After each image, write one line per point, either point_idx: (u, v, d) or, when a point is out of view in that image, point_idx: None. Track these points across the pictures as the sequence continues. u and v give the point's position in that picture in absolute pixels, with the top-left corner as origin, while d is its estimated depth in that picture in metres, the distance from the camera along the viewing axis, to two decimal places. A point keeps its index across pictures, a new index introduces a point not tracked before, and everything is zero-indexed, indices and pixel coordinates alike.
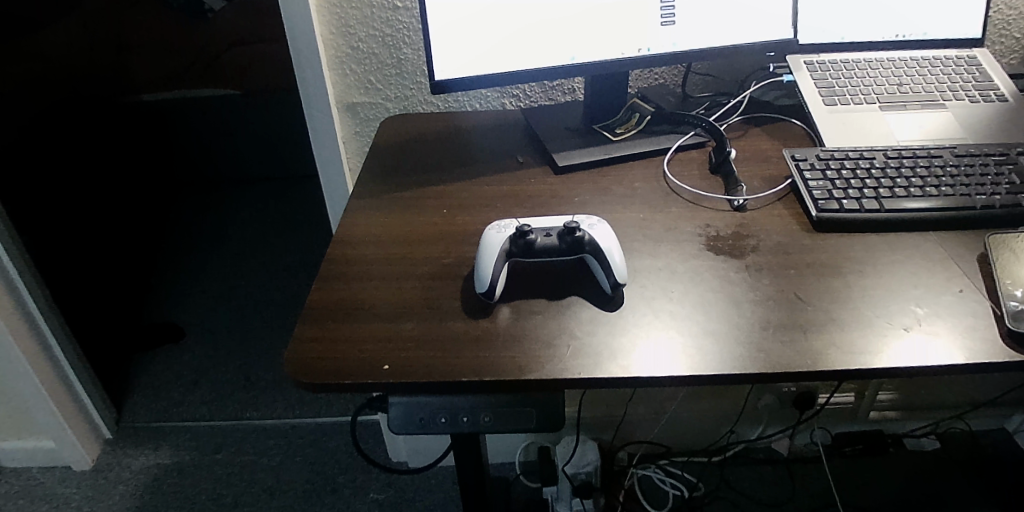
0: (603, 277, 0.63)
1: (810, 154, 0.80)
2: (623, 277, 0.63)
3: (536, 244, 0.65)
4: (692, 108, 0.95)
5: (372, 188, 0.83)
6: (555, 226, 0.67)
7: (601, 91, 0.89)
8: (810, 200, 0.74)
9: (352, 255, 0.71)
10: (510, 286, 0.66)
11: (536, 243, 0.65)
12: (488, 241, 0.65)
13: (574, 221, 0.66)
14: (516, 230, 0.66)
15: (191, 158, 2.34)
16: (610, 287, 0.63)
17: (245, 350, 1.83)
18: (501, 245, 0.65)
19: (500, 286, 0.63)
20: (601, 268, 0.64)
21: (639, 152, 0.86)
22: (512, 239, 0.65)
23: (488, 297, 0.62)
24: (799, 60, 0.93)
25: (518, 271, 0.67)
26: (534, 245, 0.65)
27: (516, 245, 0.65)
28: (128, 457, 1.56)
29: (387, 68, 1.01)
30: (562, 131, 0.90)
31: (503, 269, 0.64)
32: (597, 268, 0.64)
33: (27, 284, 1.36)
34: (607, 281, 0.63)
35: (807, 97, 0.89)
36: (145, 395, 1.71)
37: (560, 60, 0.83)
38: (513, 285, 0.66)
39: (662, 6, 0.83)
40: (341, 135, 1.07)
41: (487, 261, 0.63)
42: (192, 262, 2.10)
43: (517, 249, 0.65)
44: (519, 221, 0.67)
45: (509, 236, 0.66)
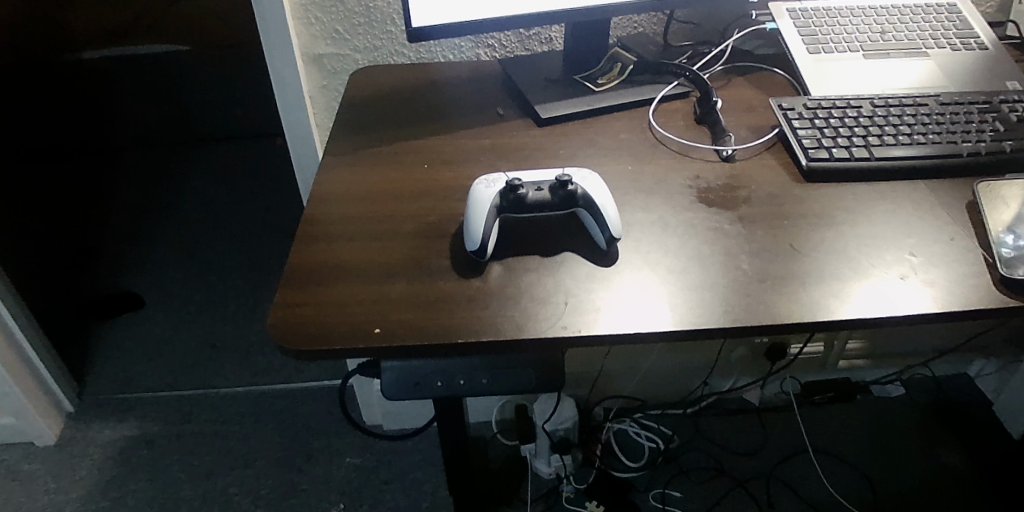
0: (599, 233, 0.61)
1: (797, 102, 0.78)
2: (617, 231, 0.61)
3: (526, 200, 0.62)
4: (674, 57, 0.93)
5: (348, 144, 0.79)
6: (545, 180, 0.64)
7: (582, 39, 0.86)
8: (801, 149, 0.73)
9: (331, 213, 0.68)
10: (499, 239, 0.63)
11: (528, 198, 0.62)
12: (476, 197, 0.62)
13: (566, 174, 0.63)
14: (504, 186, 0.63)
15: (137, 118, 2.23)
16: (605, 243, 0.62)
17: (210, 316, 1.77)
18: (491, 201, 0.62)
19: (493, 243, 0.61)
20: (595, 225, 0.62)
21: (624, 103, 0.84)
22: (502, 195, 0.62)
23: (479, 255, 0.60)
24: (781, 7, 0.91)
25: (507, 223, 0.65)
26: (525, 200, 0.62)
27: (505, 201, 0.62)
28: (95, 431, 1.52)
29: (355, 16, 0.96)
30: (542, 82, 0.87)
31: (494, 225, 0.61)
32: (591, 225, 0.62)
33: None
34: (603, 237, 0.61)
35: (791, 45, 0.87)
36: (108, 366, 1.65)
37: (543, 7, 0.79)
38: (503, 238, 0.63)
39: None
40: (307, 89, 1.01)
41: (478, 217, 0.61)
42: (146, 226, 2.01)
43: (508, 204, 0.62)
44: (508, 175, 0.64)
45: (499, 191, 0.63)
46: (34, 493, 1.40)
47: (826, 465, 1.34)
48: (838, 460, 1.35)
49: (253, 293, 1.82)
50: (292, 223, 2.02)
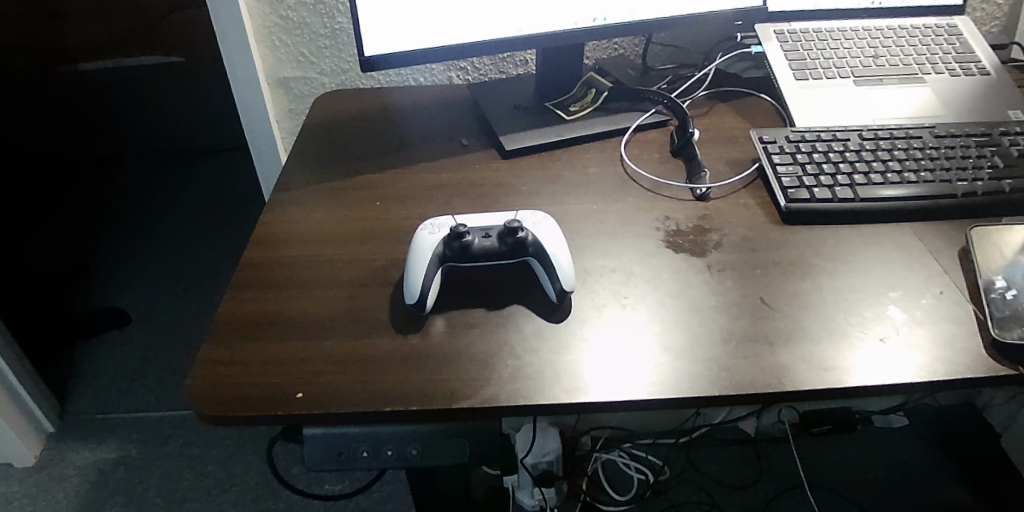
0: (549, 285, 0.56)
1: (779, 135, 0.73)
2: (569, 283, 0.56)
3: (470, 249, 0.57)
4: (654, 82, 0.88)
5: (300, 177, 0.74)
6: (495, 225, 0.59)
7: (553, 65, 0.81)
8: (780, 189, 0.67)
9: (269, 256, 0.63)
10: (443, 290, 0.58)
11: (473, 245, 0.58)
12: (418, 244, 0.58)
13: (516, 220, 0.59)
14: (448, 233, 0.58)
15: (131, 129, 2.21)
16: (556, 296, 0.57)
17: (195, 334, 1.74)
18: (433, 249, 0.57)
19: (433, 296, 0.56)
20: (546, 275, 0.57)
21: (596, 134, 0.79)
22: (446, 242, 0.58)
23: (419, 309, 0.56)
24: (768, 29, 0.85)
25: (454, 272, 0.60)
26: (471, 248, 0.57)
27: (449, 250, 0.57)
28: (73, 453, 1.49)
29: (321, 39, 0.91)
30: (511, 110, 0.82)
31: (437, 275, 0.57)
32: (542, 275, 0.57)
33: None
34: (553, 289, 0.56)
35: (777, 70, 0.82)
36: (90, 385, 1.62)
37: (507, 33, 0.74)
38: (448, 289, 0.58)
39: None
40: (273, 112, 0.97)
41: (418, 267, 0.56)
42: (137, 241, 1.98)
43: (452, 252, 0.57)
44: (456, 220, 0.59)
45: (443, 238, 0.58)
46: None
47: (823, 502, 1.28)
48: (835, 495, 1.29)
49: None
50: None
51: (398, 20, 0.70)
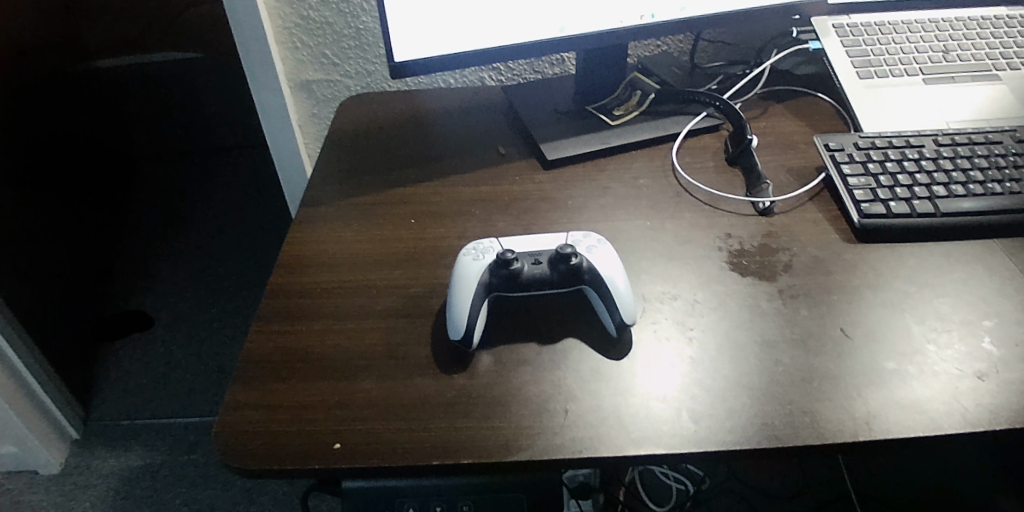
0: (607, 318, 0.51)
1: (847, 141, 0.67)
2: (628, 316, 0.51)
3: (518, 278, 0.52)
4: (703, 82, 0.82)
5: (328, 192, 0.70)
6: (544, 249, 0.54)
7: (596, 65, 0.75)
8: (852, 203, 0.62)
9: (300, 282, 0.59)
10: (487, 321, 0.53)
11: (522, 273, 0.53)
12: (461, 273, 0.53)
13: (568, 244, 0.53)
14: (493, 260, 0.53)
15: (152, 127, 2.18)
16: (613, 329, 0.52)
17: (218, 337, 1.71)
18: (477, 278, 0.52)
19: (481, 330, 0.51)
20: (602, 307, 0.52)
21: (643, 141, 0.73)
22: (492, 271, 0.53)
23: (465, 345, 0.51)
24: (826, 23, 0.79)
25: (499, 301, 0.55)
26: (519, 276, 0.52)
27: (496, 279, 0.52)
28: (98, 460, 1.46)
29: (344, 39, 0.86)
30: (550, 115, 0.77)
31: (483, 308, 0.52)
32: (598, 306, 0.52)
33: None
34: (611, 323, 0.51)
35: (838, 68, 0.76)
36: (114, 390, 1.60)
37: (547, 33, 0.68)
38: (494, 320, 0.54)
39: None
40: (295, 117, 0.93)
41: (463, 299, 0.51)
42: (157, 242, 1.96)
43: (499, 281, 0.53)
44: (502, 244, 0.54)
45: (488, 265, 0.53)
46: None
47: None
48: None
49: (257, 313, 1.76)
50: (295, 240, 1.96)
51: (435, 17, 0.64)
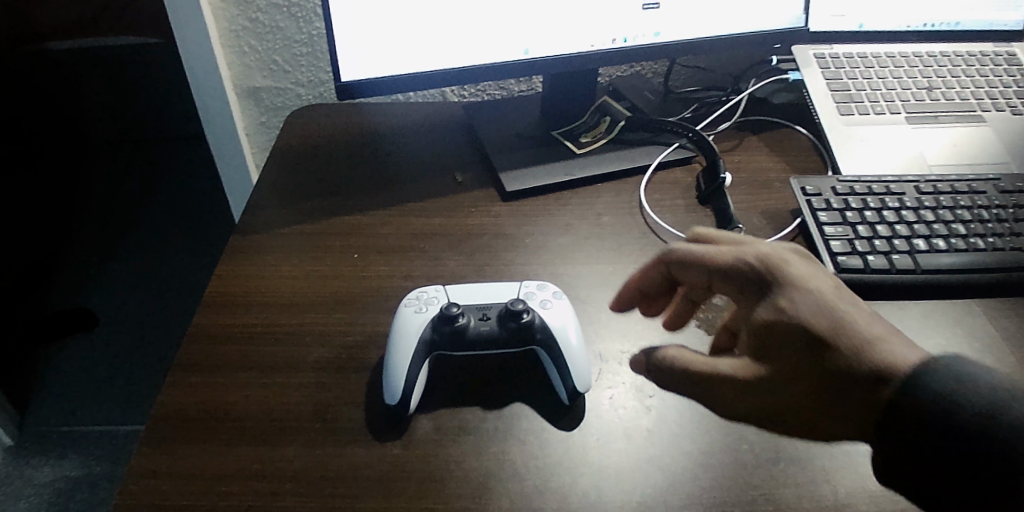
0: (560, 383, 0.47)
1: (824, 186, 0.63)
2: (582, 383, 0.47)
3: (464, 336, 0.48)
4: (677, 109, 0.78)
5: (265, 219, 0.64)
6: (494, 303, 0.50)
7: (563, 89, 0.71)
8: (828, 255, 0.58)
9: (225, 325, 0.53)
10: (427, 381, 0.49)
11: (468, 330, 0.48)
12: (400, 327, 0.48)
13: (520, 299, 0.49)
14: (437, 313, 0.48)
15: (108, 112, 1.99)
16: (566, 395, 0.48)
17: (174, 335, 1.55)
18: (419, 334, 0.48)
19: (419, 392, 0.46)
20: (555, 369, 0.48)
21: (612, 172, 0.68)
22: (435, 327, 0.48)
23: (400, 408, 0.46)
24: (806, 52, 0.75)
25: (442, 360, 0.50)
26: (464, 334, 0.48)
27: (438, 336, 0.48)
28: (31, 469, 1.28)
29: (296, 45, 0.80)
30: (512, 139, 0.72)
31: (423, 368, 0.47)
32: (552, 369, 0.48)
33: None
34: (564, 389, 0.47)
35: (817, 103, 0.72)
36: (52, 392, 1.42)
37: (511, 55, 0.63)
38: (435, 380, 0.49)
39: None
40: (242, 124, 0.87)
41: (400, 359, 0.46)
42: (110, 238, 1.78)
43: (443, 338, 0.48)
44: (448, 297, 0.50)
45: (431, 320, 0.48)
46: None
47: None
48: None
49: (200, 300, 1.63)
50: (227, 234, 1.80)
51: (390, 33, 0.59)
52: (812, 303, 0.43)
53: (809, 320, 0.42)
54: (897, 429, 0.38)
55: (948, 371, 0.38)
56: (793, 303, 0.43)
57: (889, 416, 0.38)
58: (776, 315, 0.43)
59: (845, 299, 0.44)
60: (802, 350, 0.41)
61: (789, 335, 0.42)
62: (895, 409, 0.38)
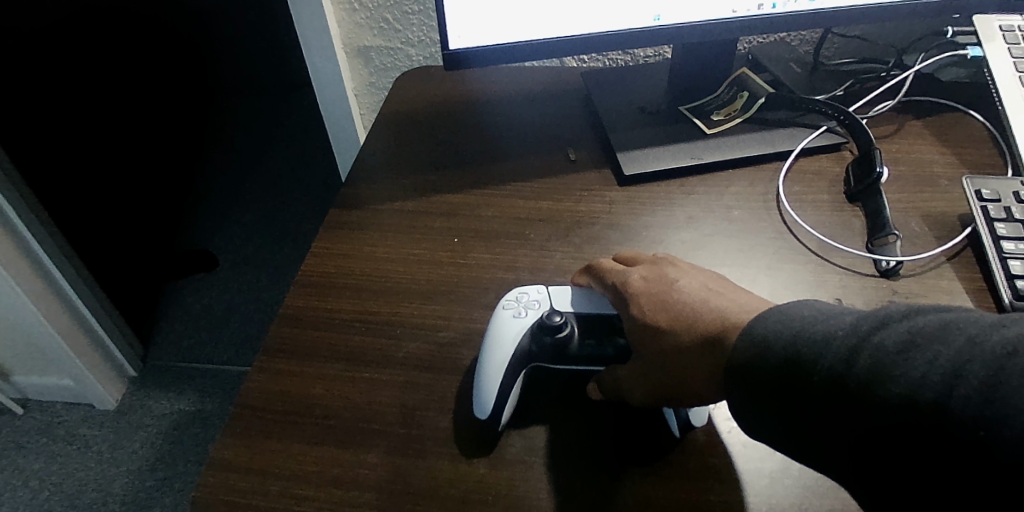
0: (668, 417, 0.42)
1: (1007, 189, 0.53)
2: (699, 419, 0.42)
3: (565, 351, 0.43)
4: (827, 85, 0.68)
5: (366, 193, 0.61)
6: (600, 315, 0.45)
7: (696, 61, 0.62)
8: (1003, 278, 0.49)
9: (317, 309, 0.50)
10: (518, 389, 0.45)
11: (570, 346, 0.43)
12: (499, 333, 0.44)
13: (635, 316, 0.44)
14: (538, 321, 0.44)
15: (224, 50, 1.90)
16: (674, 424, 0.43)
17: (286, 279, 1.53)
18: (516, 343, 0.43)
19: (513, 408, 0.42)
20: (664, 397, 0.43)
21: (745, 158, 0.60)
22: (535, 338, 0.44)
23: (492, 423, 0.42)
24: (991, 22, 0.63)
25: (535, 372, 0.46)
26: (566, 350, 0.43)
27: (537, 350, 0.43)
28: (152, 400, 1.30)
29: (406, 3, 0.75)
30: (633, 115, 0.64)
31: (517, 382, 0.43)
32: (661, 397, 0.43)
33: (15, 205, 1.02)
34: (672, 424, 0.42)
35: (1001, 85, 0.60)
36: (173, 328, 1.43)
37: (641, 22, 0.56)
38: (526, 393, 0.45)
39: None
40: (351, 84, 0.84)
41: (493, 373, 0.42)
42: (231, 182, 1.75)
43: (542, 351, 0.43)
44: (550, 303, 0.45)
45: (531, 329, 0.44)
46: (88, 465, 1.22)
47: None
48: None
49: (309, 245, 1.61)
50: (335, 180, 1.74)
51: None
52: (666, 301, 0.41)
53: (662, 321, 0.40)
54: (741, 395, 0.35)
55: (777, 328, 0.35)
56: (648, 307, 0.41)
57: (730, 380, 0.36)
58: (634, 323, 0.42)
59: (720, 293, 0.41)
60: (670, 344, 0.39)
61: (641, 338, 0.41)
62: (735, 373, 0.35)
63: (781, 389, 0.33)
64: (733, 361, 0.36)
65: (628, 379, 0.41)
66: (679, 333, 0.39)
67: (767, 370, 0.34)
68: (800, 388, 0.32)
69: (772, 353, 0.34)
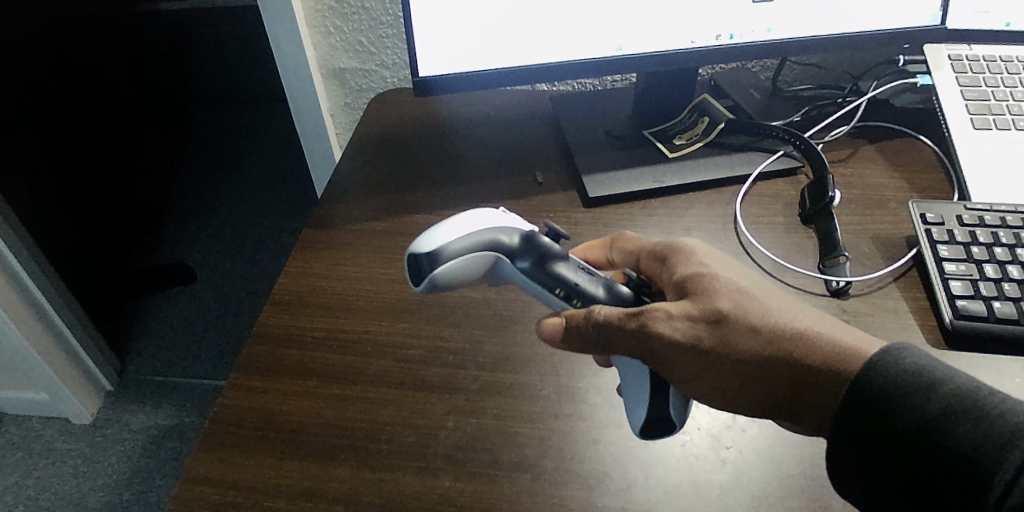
0: (640, 413, 0.43)
1: (950, 213, 0.56)
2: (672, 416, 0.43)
3: (546, 267, 0.45)
4: (786, 110, 0.71)
5: (338, 213, 0.62)
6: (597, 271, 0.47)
7: (659, 87, 0.65)
8: (945, 297, 0.51)
9: (289, 327, 0.52)
10: (479, 399, 0.47)
11: (552, 263, 0.45)
12: (503, 224, 0.46)
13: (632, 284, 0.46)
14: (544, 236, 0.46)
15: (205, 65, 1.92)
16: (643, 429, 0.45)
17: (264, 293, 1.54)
18: (511, 235, 0.45)
19: (450, 270, 0.44)
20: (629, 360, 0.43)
21: (706, 181, 0.63)
22: (530, 242, 0.45)
23: (425, 271, 0.44)
24: (940, 52, 0.66)
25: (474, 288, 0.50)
26: (546, 263, 0.45)
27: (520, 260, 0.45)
28: (129, 415, 1.30)
29: (381, 27, 0.78)
30: (600, 138, 0.67)
31: (474, 259, 0.45)
32: (630, 399, 0.44)
33: None
34: (644, 421, 0.43)
35: (949, 113, 0.63)
36: (150, 342, 1.43)
37: (604, 51, 0.58)
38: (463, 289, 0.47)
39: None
40: (327, 105, 0.85)
41: (471, 236, 0.45)
42: (210, 196, 1.75)
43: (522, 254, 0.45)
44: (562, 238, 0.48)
45: (533, 236, 0.46)
46: (63, 480, 1.21)
47: None
48: None
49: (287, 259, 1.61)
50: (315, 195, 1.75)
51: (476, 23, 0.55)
52: (748, 278, 0.42)
53: (748, 289, 0.41)
54: (879, 437, 0.36)
55: (960, 400, 0.35)
56: (715, 263, 0.43)
57: (859, 412, 0.36)
58: (709, 279, 0.41)
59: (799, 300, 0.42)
60: (749, 312, 0.39)
61: (715, 294, 0.40)
62: (873, 411, 0.36)
63: (929, 446, 0.34)
64: (868, 385, 0.36)
65: (673, 325, 0.40)
66: (772, 309, 0.40)
67: (931, 436, 0.34)
68: (965, 471, 0.33)
69: (930, 405, 0.35)
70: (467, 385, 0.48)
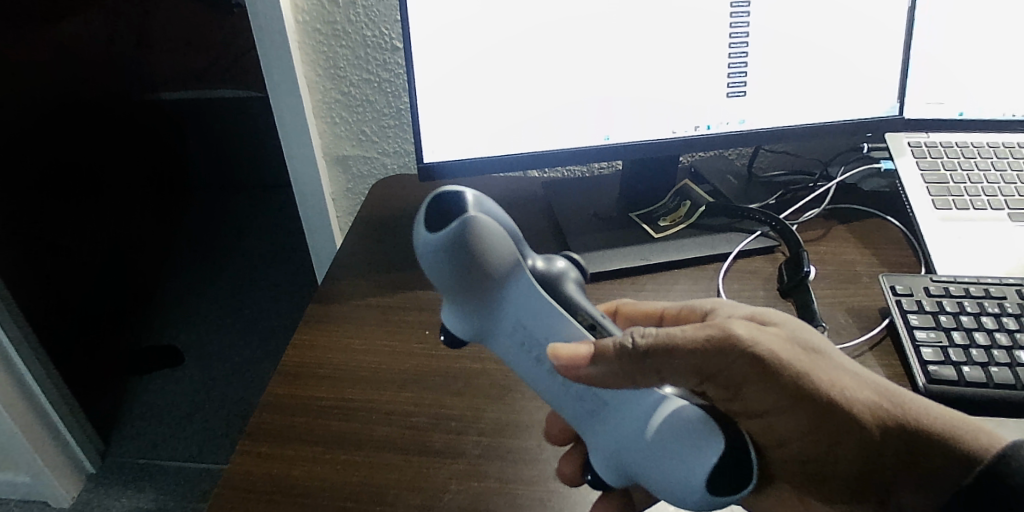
0: (710, 457, 0.36)
1: (917, 285, 0.60)
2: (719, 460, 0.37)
3: (566, 283, 0.39)
4: (762, 193, 0.77)
5: (343, 290, 0.65)
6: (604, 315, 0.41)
7: (642, 174, 0.71)
8: (918, 363, 0.54)
9: (296, 397, 0.54)
10: (481, 464, 0.49)
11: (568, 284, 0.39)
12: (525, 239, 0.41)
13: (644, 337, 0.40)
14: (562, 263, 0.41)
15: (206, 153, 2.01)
16: (697, 495, 0.37)
17: (254, 374, 1.54)
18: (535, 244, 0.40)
19: (479, 226, 0.36)
20: (649, 404, 0.38)
21: (690, 258, 0.67)
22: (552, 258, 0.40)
23: (457, 209, 0.36)
24: (901, 140, 0.72)
25: (460, 327, 0.40)
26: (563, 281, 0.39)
27: (542, 265, 0.39)
28: (110, 499, 1.27)
29: (383, 118, 0.84)
30: (590, 220, 0.71)
31: (497, 236, 0.37)
32: (668, 471, 0.38)
33: None
34: (714, 467, 0.36)
35: (911, 194, 0.69)
36: (136, 424, 1.41)
37: (592, 140, 0.64)
38: (466, 295, 0.38)
39: (731, 43, 0.62)
40: (330, 191, 0.90)
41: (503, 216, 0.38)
42: (203, 278, 1.78)
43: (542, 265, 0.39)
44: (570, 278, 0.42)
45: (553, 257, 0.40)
46: None
47: None
48: None
49: (278, 339, 1.62)
50: (307, 276, 1.78)
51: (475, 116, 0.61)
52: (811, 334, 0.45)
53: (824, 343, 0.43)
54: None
55: None
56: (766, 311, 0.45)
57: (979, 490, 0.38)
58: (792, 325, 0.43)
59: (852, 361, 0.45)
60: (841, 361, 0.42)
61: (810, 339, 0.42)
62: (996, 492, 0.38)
63: None
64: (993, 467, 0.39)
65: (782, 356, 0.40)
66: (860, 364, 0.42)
67: None
68: None
69: None
70: (470, 451, 0.50)
